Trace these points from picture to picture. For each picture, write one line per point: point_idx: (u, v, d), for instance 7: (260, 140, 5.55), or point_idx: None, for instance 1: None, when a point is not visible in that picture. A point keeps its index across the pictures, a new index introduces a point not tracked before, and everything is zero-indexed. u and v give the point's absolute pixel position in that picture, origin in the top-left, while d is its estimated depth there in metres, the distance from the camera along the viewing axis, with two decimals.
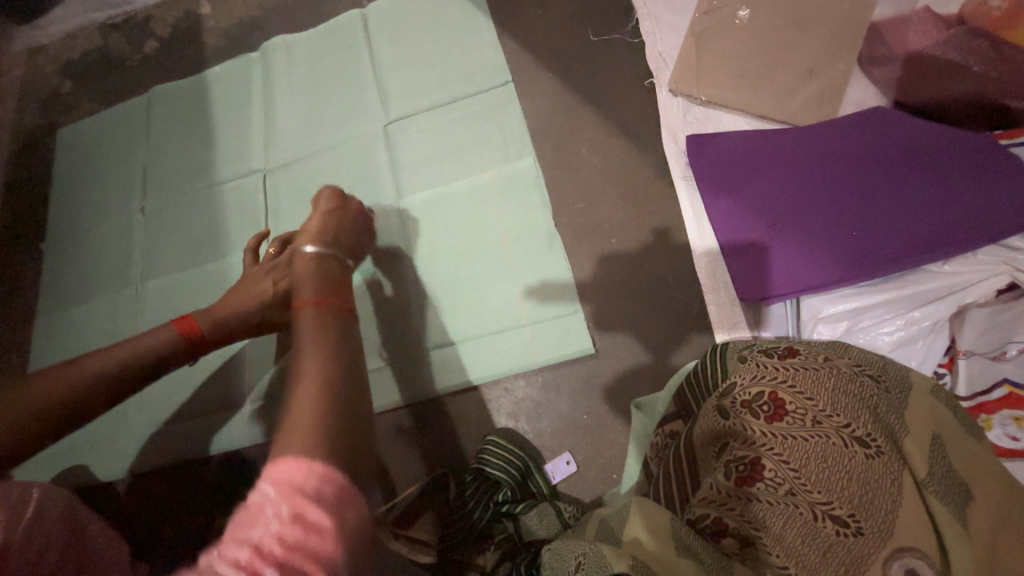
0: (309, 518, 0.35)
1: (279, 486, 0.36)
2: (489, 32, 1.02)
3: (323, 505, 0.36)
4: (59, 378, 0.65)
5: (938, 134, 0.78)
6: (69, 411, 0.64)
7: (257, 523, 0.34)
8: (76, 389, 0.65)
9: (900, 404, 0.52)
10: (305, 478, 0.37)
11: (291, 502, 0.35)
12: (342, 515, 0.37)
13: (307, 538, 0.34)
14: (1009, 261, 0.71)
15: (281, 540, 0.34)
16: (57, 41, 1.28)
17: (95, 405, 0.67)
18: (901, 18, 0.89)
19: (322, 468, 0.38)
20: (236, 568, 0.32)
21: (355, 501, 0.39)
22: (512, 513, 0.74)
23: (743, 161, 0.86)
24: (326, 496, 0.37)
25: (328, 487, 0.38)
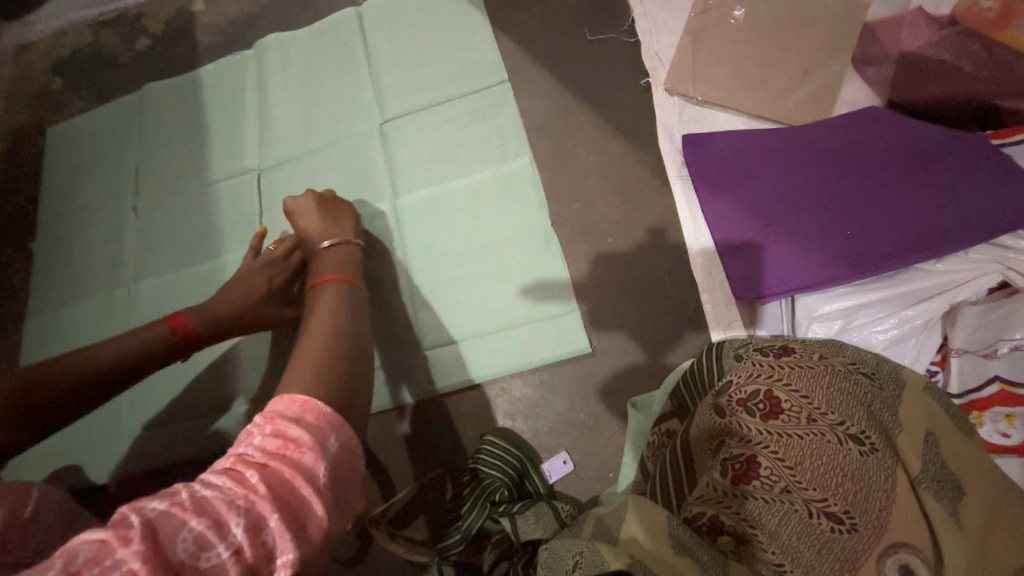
0: (289, 435, 0.40)
1: (268, 411, 0.42)
2: (485, 31, 1.02)
3: (304, 426, 0.41)
4: (43, 374, 0.64)
5: (932, 134, 0.79)
6: (54, 408, 0.64)
7: (247, 440, 0.40)
8: (62, 386, 0.64)
9: (893, 401, 0.53)
10: (290, 405, 0.43)
11: (274, 421, 0.41)
12: (323, 435, 0.41)
13: (285, 448, 0.39)
14: (1000, 260, 0.72)
15: (262, 449, 0.39)
16: (48, 37, 1.26)
17: (80, 403, 0.66)
18: (894, 19, 0.90)
19: (306, 399, 0.43)
20: (224, 470, 0.37)
21: (338, 428, 0.42)
22: (508, 512, 0.73)
23: (739, 160, 0.86)
24: (309, 420, 0.42)
25: (311, 413, 0.42)
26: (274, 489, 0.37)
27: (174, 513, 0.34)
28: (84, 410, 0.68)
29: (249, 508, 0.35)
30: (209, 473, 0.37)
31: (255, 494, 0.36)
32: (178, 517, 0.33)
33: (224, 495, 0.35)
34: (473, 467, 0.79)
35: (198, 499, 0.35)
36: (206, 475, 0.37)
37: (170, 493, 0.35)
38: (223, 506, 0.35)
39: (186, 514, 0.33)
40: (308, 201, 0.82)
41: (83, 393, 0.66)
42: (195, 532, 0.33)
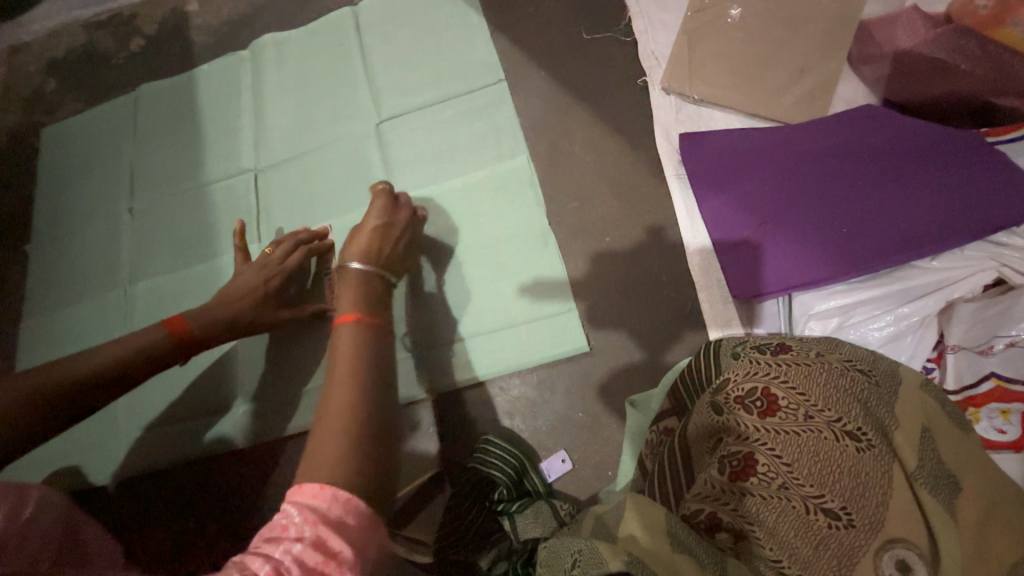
0: (330, 548, 0.37)
1: (306, 510, 0.38)
2: (481, 30, 1.02)
3: (346, 535, 0.38)
4: (42, 378, 0.63)
5: (926, 131, 0.79)
6: (51, 412, 0.63)
7: (281, 541, 0.37)
8: (61, 389, 0.64)
9: (890, 398, 0.53)
10: (332, 505, 0.39)
11: (315, 527, 0.37)
12: (364, 544, 0.39)
13: (326, 566, 0.36)
14: (995, 257, 0.72)
15: (300, 563, 0.35)
16: (40, 38, 1.25)
17: (77, 407, 0.66)
18: (889, 17, 0.90)
19: (349, 497, 0.40)
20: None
21: (378, 533, 0.40)
22: (507, 511, 0.76)
23: (735, 159, 0.86)
24: (351, 525, 0.39)
25: (353, 516, 0.39)
26: None
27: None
28: (81, 415, 0.67)
29: None
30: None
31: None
32: None
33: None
34: (474, 467, 0.79)
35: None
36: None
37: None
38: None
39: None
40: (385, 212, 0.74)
41: (81, 395, 0.66)
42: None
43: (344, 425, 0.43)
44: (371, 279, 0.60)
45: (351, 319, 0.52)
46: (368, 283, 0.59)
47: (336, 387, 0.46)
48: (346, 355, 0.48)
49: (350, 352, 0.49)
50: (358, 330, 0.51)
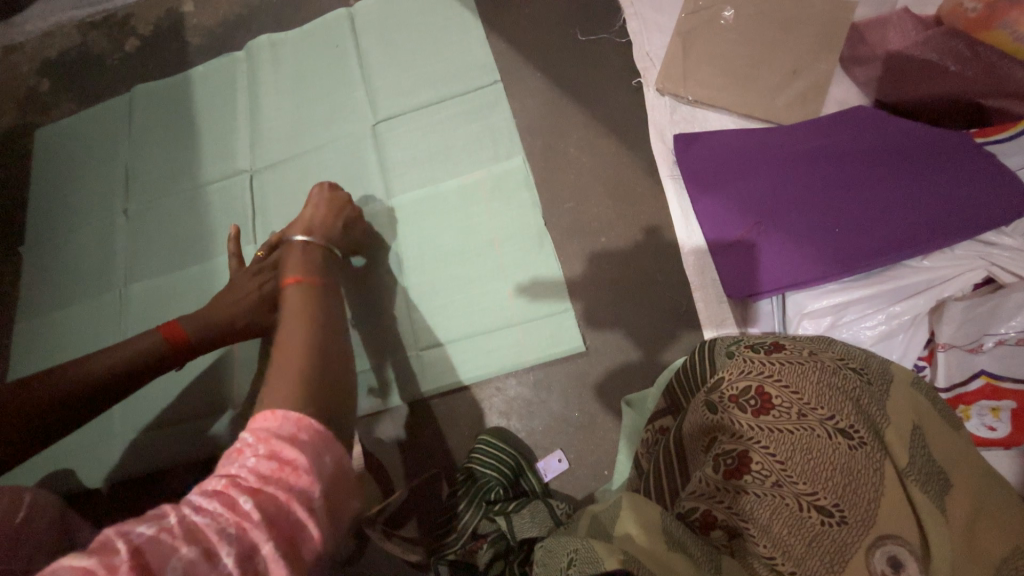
0: (284, 457, 0.38)
1: (258, 430, 0.40)
2: (477, 31, 1.02)
3: (300, 447, 0.39)
4: (30, 392, 0.63)
5: (918, 132, 0.80)
6: (43, 426, 0.63)
7: (237, 460, 0.38)
8: (53, 402, 0.63)
9: (882, 395, 0.54)
10: (282, 423, 0.40)
11: (268, 442, 0.39)
12: (318, 455, 0.40)
13: (280, 471, 0.38)
14: (986, 256, 0.73)
15: (256, 472, 0.37)
16: (34, 38, 1.24)
17: (71, 417, 0.66)
18: (880, 19, 0.91)
19: (300, 416, 0.41)
20: (215, 493, 0.36)
21: (333, 445, 0.41)
22: (503, 511, 0.75)
23: (730, 159, 0.87)
24: (303, 439, 0.40)
25: (306, 432, 0.40)
26: (267, 515, 0.36)
27: (163, 539, 0.33)
28: (76, 423, 0.67)
29: (242, 535, 0.34)
30: (197, 496, 0.36)
31: (248, 520, 0.35)
32: (167, 542, 0.32)
33: (216, 521, 0.34)
34: (471, 466, 0.79)
35: (188, 525, 0.34)
36: (196, 499, 0.36)
37: (159, 517, 0.34)
38: (215, 533, 0.34)
39: (175, 540, 0.33)
40: (320, 193, 0.80)
41: (74, 406, 0.66)
42: (186, 559, 0.32)
43: (301, 366, 0.47)
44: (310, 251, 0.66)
45: (296, 287, 0.57)
46: (309, 252, 0.65)
47: (285, 335, 0.51)
48: (295, 306, 0.54)
49: (298, 304, 0.55)
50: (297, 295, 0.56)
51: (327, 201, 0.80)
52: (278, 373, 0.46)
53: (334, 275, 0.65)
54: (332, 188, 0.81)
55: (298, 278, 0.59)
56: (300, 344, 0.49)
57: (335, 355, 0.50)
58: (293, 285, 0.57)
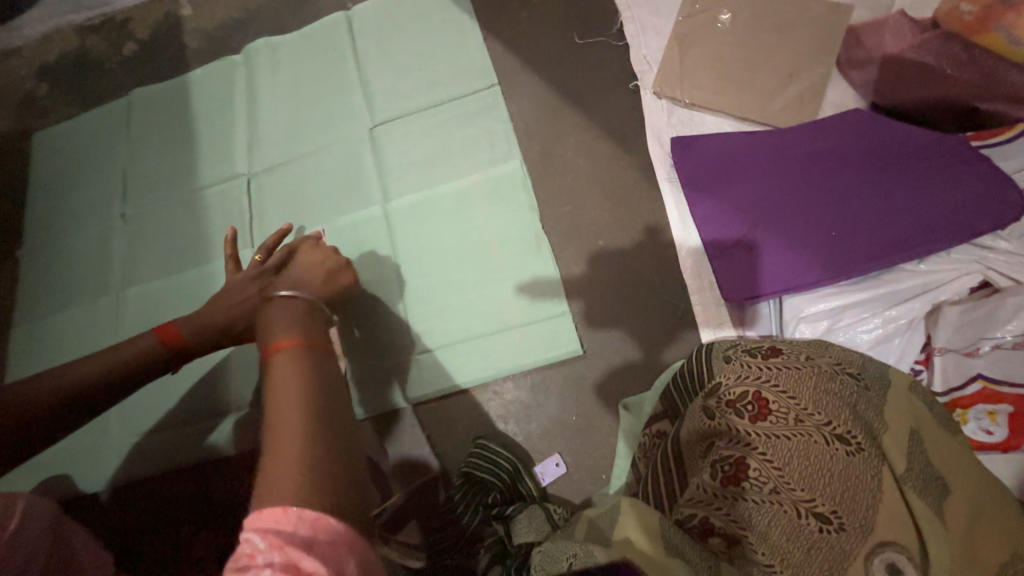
0: (302, 568, 0.35)
1: (271, 535, 0.37)
2: (475, 35, 1.02)
3: (318, 555, 0.36)
4: (22, 392, 0.63)
5: (915, 135, 0.80)
6: (35, 424, 0.62)
7: (250, 570, 0.35)
8: (49, 399, 0.64)
9: (880, 401, 0.54)
10: (298, 525, 0.38)
11: (284, 551, 0.36)
12: (340, 562, 0.37)
13: None
14: (981, 260, 0.74)
15: None
16: (33, 42, 1.25)
17: (65, 421, 0.65)
18: (877, 21, 0.91)
19: (316, 516, 0.38)
20: None
21: (354, 549, 0.39)
22: (502, 516, 0.75)
23: (728, 162, 0.87)
24: (322, 544, 0.37)
25: (324, 533, 0.38)
26: None
27: None
28: (71, 428, 0.67)
29: None
30: None
31: None
32: None
33: None
34: (469, 471, 0.79)
35: None
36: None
37: None
38: None
39: None
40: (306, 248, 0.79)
41: (70, 410, 0.65)
42: None
43: (303, 444, 0.44)
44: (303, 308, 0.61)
45: (285, 346, 0.52)
46: (298, 308, 0.60)
47: (278, 409, 0.46)
48: (289, 377, 0.49)
49: (292, 371, 0.50)
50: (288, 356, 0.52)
51: (318, 249, 0.80)
52: (279, 453, 0.43)
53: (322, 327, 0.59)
54: (317, 240, 0.81)
55: (289, 340, 0.53)
56: (298, 420, 0.45)
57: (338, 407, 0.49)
58: (284, 349, 0.52)
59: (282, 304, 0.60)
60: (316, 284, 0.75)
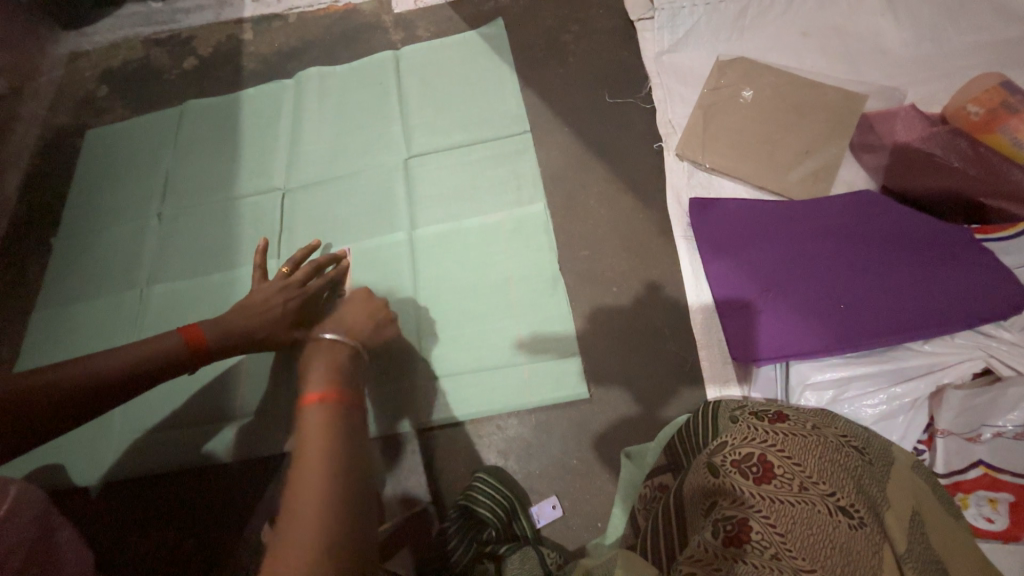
0: None
1: None
2: (513, 85, 1.10)
3: None
4: (37, 381, 0.64)
5: (924, 223, 0.84)
6: (44, 412, 0.63)
7: None
8: (19, 403, 0.62)
9: (882, 478, 0.55)
10: None
11: None
12: None
13: None
14: (984, 347, 0.75)
15: None
16: (101, 48, 1.34)
17: (72, 413, 0.66)
18: (889, 112, 0.98)
19: None
20: None
21: None
22: (495, 553, 0.74)
23: (743, 227, 0.91)
24: None
25: None
26: None
27: None
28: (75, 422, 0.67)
29: None
30: None
31: None
32: None
33: None
34: (466, 504, 0.79)
35: None
36: None
37: None
38: None
39: None
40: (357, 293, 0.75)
41: (77, 401, 0.66)
42: None
43: (320, 522, 0.43)
44: (342, 356, 0.58)
45: (319, 400, 0.51)
46: (338, 357, 0.58)
47: (302, 471, 0.46)
48: (318, 436, 0.49)
49: (322, 433, 0.49)
50: (319, 413, 0.51)
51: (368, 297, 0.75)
52: (296, 515, 0.44)
53: (363, 382, 0.58)
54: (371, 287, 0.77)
55: (325, 393, 0.52)
56: (319, 485, 0.45)
57: (361, 479, 0.48)
58: (317, 403, 0.51)
59: (322, 350, 0.59)
60: (362, 330, 0.68)
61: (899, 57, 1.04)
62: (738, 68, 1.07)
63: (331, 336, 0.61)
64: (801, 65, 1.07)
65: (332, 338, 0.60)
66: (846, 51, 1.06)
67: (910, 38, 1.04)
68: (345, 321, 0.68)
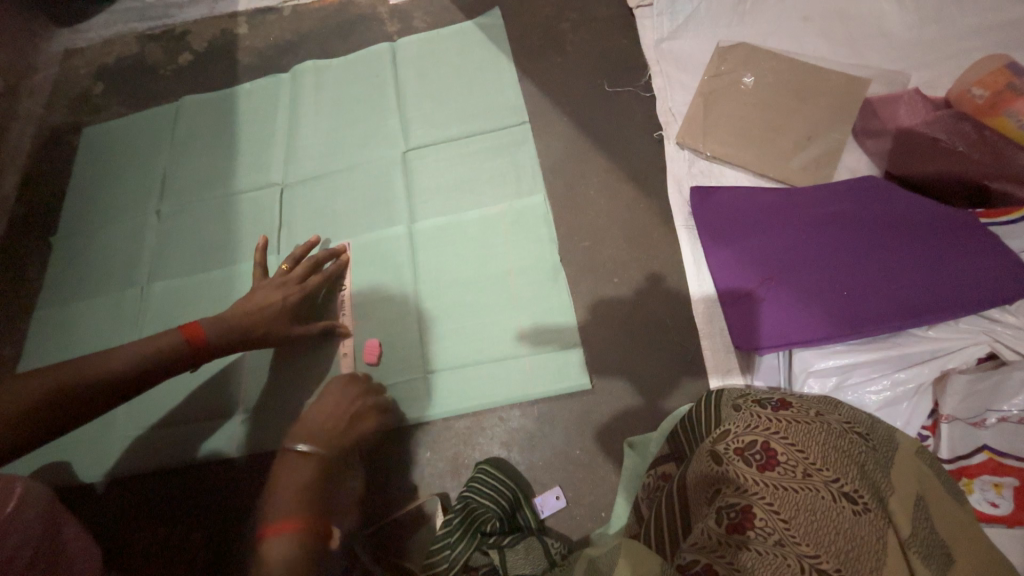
0: None
1: None
2: (510, 75, 1.09)
3: None
4: (34, 383, 0.64)
5: (928, 207, 0.83)
6: (43, 412, 0.63)
7: None
8: (20, 411, 0.61)
9: (887, 463, 0.55)
10: None
11: None
12: None
13: None
14: (988, 331, 0.76)
15: None
16: (95, 44, 1.33)
17: (70, 413, 0.65)
18: (892, 96, 0.96)
19: None
20: None
21: None
22: (499, 544, 0.73)
23: (745, 215, 0.91)
24: None
25: None
26: None
27: None
28: (72, 424, 0.66)
29: None
30: None
31: None
32: None
33: None
34: (468, 496, 0.78)
35: None
36: None
37: None
38: None
39: None
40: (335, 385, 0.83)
41: (77, 400, 0.66)
42: None
43: None
44: (304, 473, 0.70)
45: (280, 527, 0.63)
46: (301, 470, 0.70)
47: None
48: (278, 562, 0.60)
49: (281, 558, 0.61)
50: (280, 538, 0.62)
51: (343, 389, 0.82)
52: None
53: (322, 494, 0.69)
54: (349, 378, 0.84)
55: (285, 522, 0.63)
56: None
57: None
58: (278, 531, 0.63)
59: (287, 467, 0.71)
60: (331, 433, 0.77)
61: (902, 40, 1.02)
62: (739, 55, 1.06)
63: (299, 448, 0.72)
64: (803, 50, 1.06)
65: (299, 450, 0.72)
66: (848, 36, 1.05)
67: (913, 21, 1.03)
68: (314, 425, 0.76)
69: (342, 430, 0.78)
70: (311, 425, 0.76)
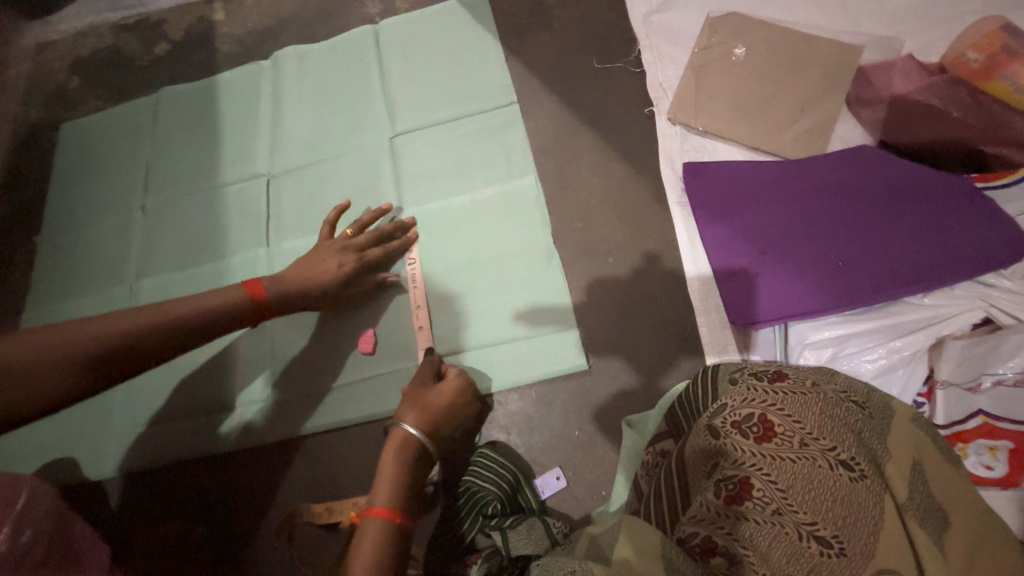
0: None
1: None
2: (497, 55, 1.06)
3: None
4: (117, 321, 0.66)
5: (923, 175, 0.82)
6: (123, 353, 0.65)
7: None
8: (100, 348, 0.63)
9: (884, 430, 0.55)
10: None
11: None
12: None
13: None
14: (984, 297, 0.75)
15: None
16: (68, 37, 1.29)
17: (147, 354, 0.67)
18: (885, 63, 0.94)
19: None
20: None
21: None
22: (501, 526, 0.72)
23: (738, 189, 0.89)
24: None
25: None
26: None
27: None
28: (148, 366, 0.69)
29: None
30: None
31: None
32: None
33: None
34: (468, 480, 0.78)
35: None
36: None
37: None
38: None
39: None
40: (453, 376, 0.81)
41: (153, 346, 0.68)
42: None
43: None
44: (410, 459, 0.71)
45: (382, 512, 0.66)
46: (405, 456, 0.71)
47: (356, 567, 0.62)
48: (370, 544, 0.64)
49: (375, 542, 0.64)
50: (375, 522, 0.65)
51: (459, 386, 0.81)
52: None
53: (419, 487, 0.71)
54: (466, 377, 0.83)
55: (387, 509, 0.67)
56: None
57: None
58: (378, 515, 0.66)
59: (393, 446, 0.72)
60: (442, 423, 0.77)
61: (895, 5, 1.00)
62: (730, 25, 1.03)
63: (411, 430, 0.73)
64: (795, 18, 1.03)
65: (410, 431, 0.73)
66: (840, 2, 1.02)
67: None
68: (434, 409, 0.76)
69: (452, 420, 0.78)
70: (421, 410, 0.76)
